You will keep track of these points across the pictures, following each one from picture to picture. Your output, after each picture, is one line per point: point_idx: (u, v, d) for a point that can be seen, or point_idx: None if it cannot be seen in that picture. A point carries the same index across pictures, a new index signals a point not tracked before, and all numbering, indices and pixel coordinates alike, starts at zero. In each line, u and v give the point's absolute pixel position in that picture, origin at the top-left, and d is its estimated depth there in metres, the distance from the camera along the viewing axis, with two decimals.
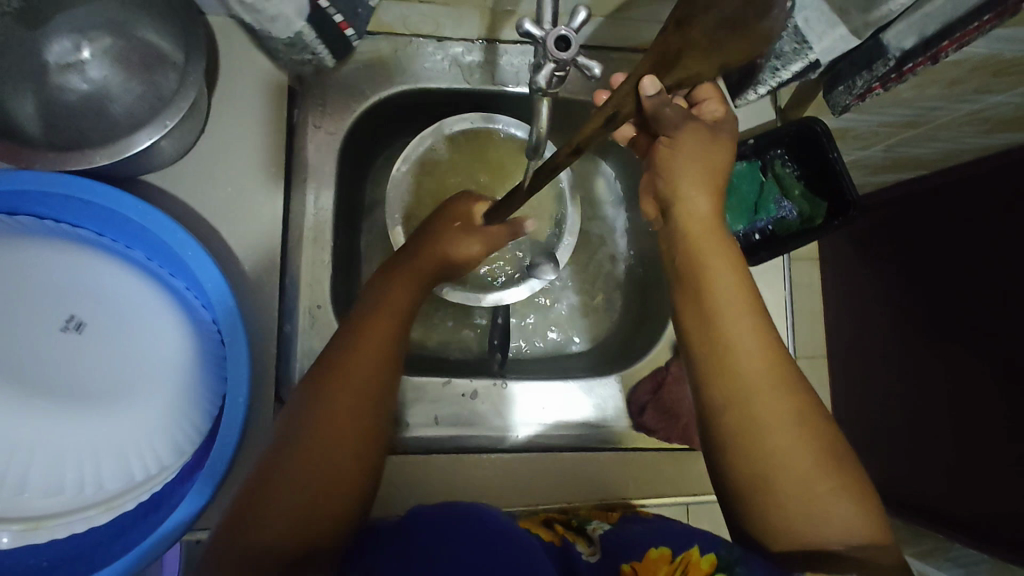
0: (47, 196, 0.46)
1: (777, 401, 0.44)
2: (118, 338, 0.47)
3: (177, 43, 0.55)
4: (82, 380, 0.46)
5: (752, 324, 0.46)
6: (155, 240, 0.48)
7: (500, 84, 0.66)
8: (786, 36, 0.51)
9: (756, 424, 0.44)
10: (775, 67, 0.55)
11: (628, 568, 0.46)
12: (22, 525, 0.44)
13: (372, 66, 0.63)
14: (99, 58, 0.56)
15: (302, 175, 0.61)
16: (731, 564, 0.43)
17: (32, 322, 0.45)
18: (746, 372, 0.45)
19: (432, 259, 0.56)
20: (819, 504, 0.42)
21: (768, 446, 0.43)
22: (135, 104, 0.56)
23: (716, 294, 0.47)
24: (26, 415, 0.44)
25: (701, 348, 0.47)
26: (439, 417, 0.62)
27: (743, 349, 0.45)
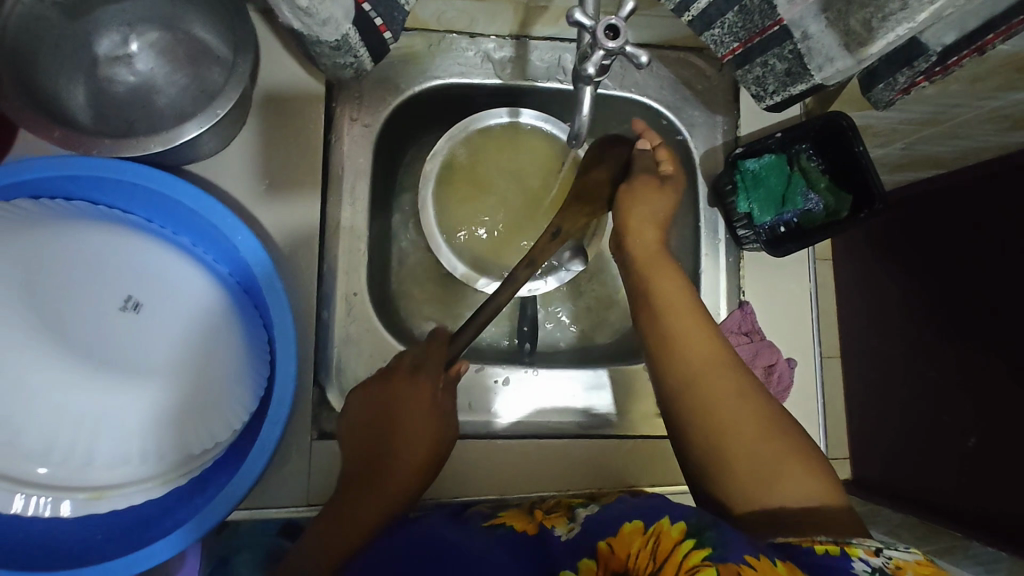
0: (101, 181, 0.48)
1: (731, 394, 0.50)
2: (173, 317, 0.49)
3: (221, 37, 0.57)
4: (144, 357, 0.48)
5: (701, 335, 0.53)
6: (202, 224, 0.50)
7: (531, 79, 0.67)
8: (792, 58, 0.52)
9: (707, 400, 0.50)
10: (785, 84, 0.55)
11: (604, 544, 0.45)
12: (86, 494, 0.46)
13: (407, 60, 0.65)
14: (146, 52, 0.58)
15: (338, 166, 0.63)
16: (702, 528, 0.43)
17: (94, 300, 0.47)
18: (701, 375, 0.51)
19: (413, 419, 0.56)
20: (773, 475, 0.47)
21: (727, 432, 0.49)
22: (178, 95, 0.58)
23: (671, 320, 0.54)
24: (90, 387, 0.46)
25: (661, 360, 0.54)
26: (474, 401, 0.65)
27: (687, 340, 0.53)
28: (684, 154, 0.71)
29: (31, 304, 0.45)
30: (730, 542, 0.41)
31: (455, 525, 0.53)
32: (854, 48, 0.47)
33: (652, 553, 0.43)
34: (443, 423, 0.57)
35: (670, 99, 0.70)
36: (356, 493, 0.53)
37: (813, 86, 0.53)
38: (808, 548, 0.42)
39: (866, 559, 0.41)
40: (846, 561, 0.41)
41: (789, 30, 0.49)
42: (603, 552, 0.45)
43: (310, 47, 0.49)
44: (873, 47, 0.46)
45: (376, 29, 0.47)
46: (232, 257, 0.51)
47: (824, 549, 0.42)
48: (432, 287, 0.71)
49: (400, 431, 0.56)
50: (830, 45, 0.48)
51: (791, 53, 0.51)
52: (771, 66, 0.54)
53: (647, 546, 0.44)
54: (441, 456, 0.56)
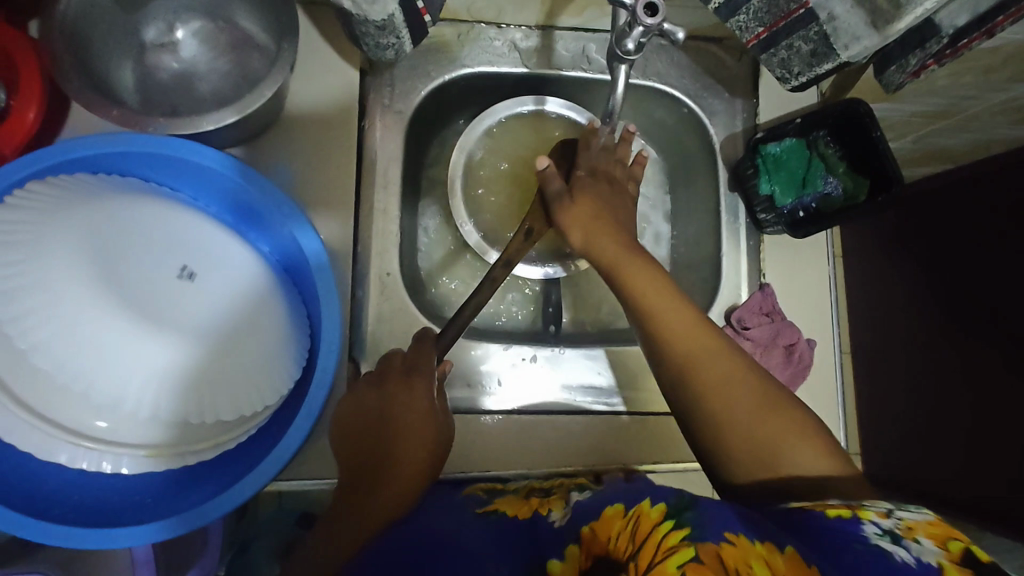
0: (155, 159, 0.50)
1: (723, 378, 0.49)
2: (224, 287, 0.50)
3: (262, 26, 0.59)
4: (198, 325, 0.49)
5: (692, 324, 0.51)
6: (251, 201, 0.52)
7: (557, 68, 0.70)
8: (817, 39, 0.54)
9: (699, 386, 0.49)
10: (811, 65, 0.57)
11: (586, 529, 0.46)
12: (147, 451, 0.48)
13: (437, 49, 0.67)
14: (191, 40, 0.60)
15: (371, 150, 0.65)
16: (681, 509, 0.44)
17: (150, 269, 0.48)
18: (696, 370, 0.50)
19: (410, 424, 0.54)
20: (775, 447, 0.47)
21: (727, 421, 0.48)
22: (219, 80, 0.60)
23: (660, 315, 0.51)
24: (150, 348, 0.47)
25: (654, 353, 0.52)
26: (501, 380, 0.65)
27: (671, 328, 0.51)
28: (704, 141, 0.73)
29: (97, 264, 0.46)
30: (708, 522, 0.41)
31: (457, 513, 0.54)
32: (879, 27, 0.50)
33: (633, 535, 0.43)
34: (438, 417, 0.55)
35: (691, 88, 0.72)
36: (361, 502, 0.51)
37: (839, 64, 0.55)
38: (818, 513, 0.42)
39: (877, 521, 0.40)
40: (857, 524, 0.40)
41: (814, 12, 0.51)
42: (585, 536, 0.45)
43: (355, 28, 0.50)
44: (898, 24, 0.48)
45: (418, 11, 0.49)
46: (277, 235, 0.53)
47: (834, 513, 0.41)
48: (459, 270, 0.73)
49: (395, 435, 0.54)
50: (855, 25, 0.51)
51: (816, 34, 0.53)
52: (795, 47, 0.56)
53: (627, 529, 0.44)
54: (440, 453, 0.54)
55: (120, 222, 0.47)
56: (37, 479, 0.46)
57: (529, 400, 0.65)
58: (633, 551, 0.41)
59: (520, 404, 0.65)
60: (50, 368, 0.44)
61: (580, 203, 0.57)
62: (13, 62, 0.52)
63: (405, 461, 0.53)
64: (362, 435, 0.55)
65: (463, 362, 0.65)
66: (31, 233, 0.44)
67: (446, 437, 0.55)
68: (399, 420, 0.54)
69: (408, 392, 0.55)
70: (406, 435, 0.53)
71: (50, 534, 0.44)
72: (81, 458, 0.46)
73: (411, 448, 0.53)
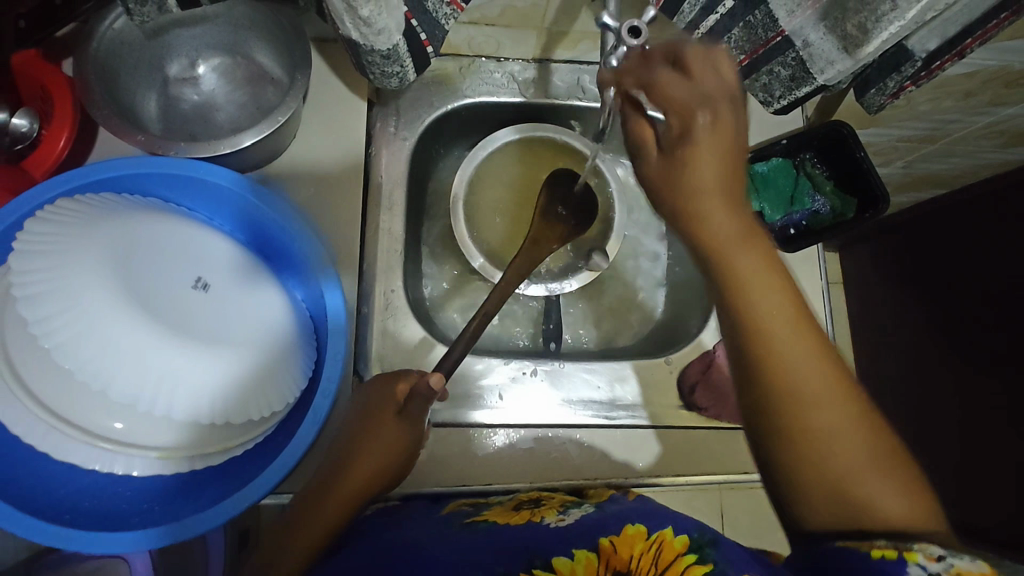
0: (173, 179, 0.53)
1: (831, 409, 0.42)
2: (238, 299, 0.52)
3: (279, 61, 0.64)
4: (214, 333, 0.49)
5: (814, 352, 0.43)
6: (263, 219, 0.55)
7: (553, 98, 0.74)
8: (794, 64, 0.57)
9: (800, 414, 0.42)
10: (790, 89, 0.60)
11: (606, 541, 0.46)
12: (157, 454, 0.48)
13: (439, 81, 0.72)
14: (211, 73, 0.65)
15: (377, 176, 0.68)
16: (702, 544, 0.46)
17: (168, 283, 0.49)
18: (803, 391, 0.42)
19: (377, 447, 0.54)
20: (868, 488, 0.41)
21: (827, 450, 0.42)
22: (237, 111, 0.64)
23: (778, 329, 0.43)
24: (162, 356, 0.46)
25: (754, 379, 0.44)
26: (502, 395, 0.66)
27: (785, 344, 0.43)
28: None
29: (121, 273, 0.47)
30: (728, 559, 0.44)
31: (445, 525, 0.53)
32: (851, 51, 0.53)
33: (655, 559, 0.45)
34: (405, 434, 0.55)
35: None
36: (319, 508, 0.52)
37: (816, 88, 0.59)
38: (863, 553, 0.39)
39: (924, 564, 0.37)
40: (902, 565, 0.38)
41: (790, 40, 0.56)
42: (605, 548, 0.45)
43: (362, 58, 0.53)
44: (867, 47, 0.51)
45: (421, 43, 0.53)
46: (287, 252, 0.57)
47: (880, 553, 0.39)
48: (461, 289, 0.75)
49: (352, 450, 0.54)
50: (829, 50, 0.54)
51: (793, 60, 0.57)
52: (775, 73, 0.59)
53: (649, 551, 0.45)
54: (395, 473, 0.56)
55: (144, 234, 0.49)
56: (49, 487, 0.48)
57: (529, 417, 0.66)
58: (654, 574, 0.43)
59: (518, 420, 0.66)
60: (69, 367, 0.44)
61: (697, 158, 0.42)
62: (48, 93, 0.56)
63: (356, 477, 0.53)
64: (337, 443, 0.56)
65: (461, 375, 0.67)
66: (67, 249, 0.46)
67: (405, 459, 0.56)
68: (369, 443, 0.54)
69: (386, 418, 0.55)
70: (373, 458, 0.54)
71: (58, 534, 0.45)
72: (94, 460, 0.47)
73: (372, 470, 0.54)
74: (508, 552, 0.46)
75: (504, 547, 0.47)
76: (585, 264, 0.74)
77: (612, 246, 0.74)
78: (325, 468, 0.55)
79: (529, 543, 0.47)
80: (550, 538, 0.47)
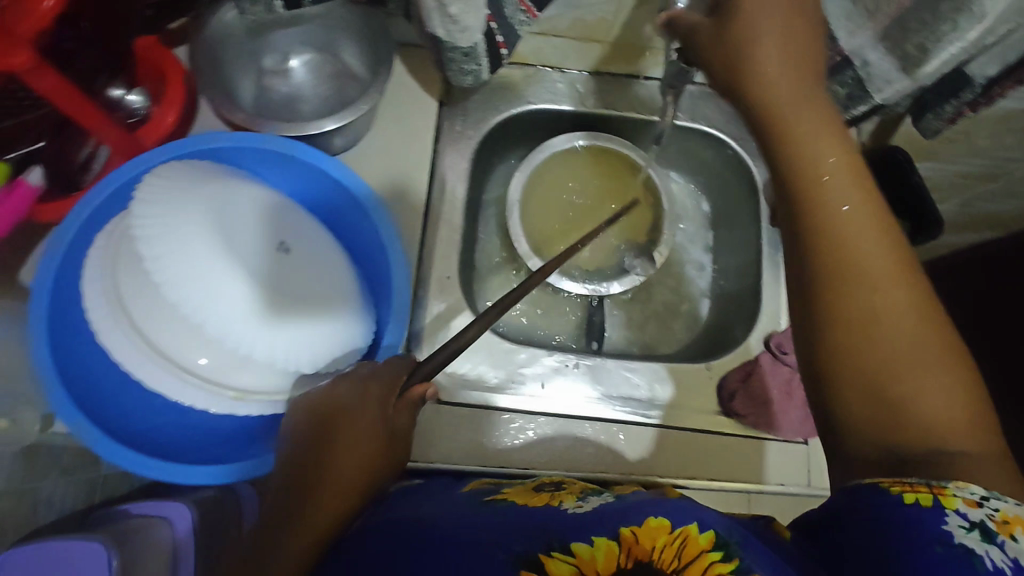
0: (260, 152, 0.58)
1: (888, 312, 0.42)
2: (314, 262, 0.56)
3: (363, 59, 0.70)
4: (292, 290, 0.54)
5: (878, 238, 0.44)
6: (339, 191, 0.60)
7: (612, 108, 0.77)
8: (852, 83, 0.60)
9: (857, 305, 0.43)
10: (847, 107, 0.63)
11: (627, 531, 0.41)
12: (233, 394, 0.52)
13: (505, 88, 0.76)
14: (300, 67, 0.71)
15: (441, 171, 0.73)
16: (728, 541, 0.41)
17: (257, 237, 0.54)
18: (853, 280, 0.43)
19: (363, 439, 0.48)
20: (916, 403, 0.41)
21: (875, 346, 0.42)
22: (320, 102, 0.70)
23: (845, 216, 0.44)
24: (247, 301, 0.51)
25: (810, 263, 0.45)
26: (545, 384, 0.69)
27: (848, 230, 0.44)
28: (747, 180, 0.78)
29: (218, 223, 0.52)
30: (756, 559, 0.40)
31: (462, 504, 0.50)
32: (910, 71, 0.55)
33: (678, 553, 0.40)
34: (393, 427, 0.49)
35: (735, 131, 0.78)
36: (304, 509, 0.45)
37: (873, 106, 0.61)
38: (893, 496, 0.40)
39: (963, 511, 0.38)
40: (940, 515, 0.38)
41: (849, 59, 0.58)
42: (626, 538, 0.41)
43: (444, 56, 0.58)
44: (926, 66, 0.53)
45: (498, 44, 0.59)
46: (357, 225, 0.61)
47: (912, 498, 0.39)
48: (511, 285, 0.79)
49: (340, 447, 0.47)
50: (888, 70, 0.57)
51: (851, 79, 0.59)
52: (833, 93, 0.61)
53: (672, 547, 0.40)
54: (387, 470, 0.49)
55: (237, 195, 0.54)
56: (133, 422, 0.53)
57: (570, 408, 0.68)
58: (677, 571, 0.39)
59: (559, 409, 0.68)
60: (173, 300, 0.49)
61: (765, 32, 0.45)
62: (163, 75, 0.63)
63: (347, 470, 0.47)
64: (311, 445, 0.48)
65: (506, 362, 0.69)
66: (177, 189, 0.51)
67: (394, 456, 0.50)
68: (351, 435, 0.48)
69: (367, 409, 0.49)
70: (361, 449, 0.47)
71: (138, 463, 0.50)
72: (176, 392, 0.51)
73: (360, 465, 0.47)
74: (527, 524, 0.43)
75: (521, 523, 0.44)
76: (631, 268, 0.77)
77: (661, 252, 0.76)
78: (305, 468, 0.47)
79: (543, 522, 0.44)
80: (568, 520, 0.44)
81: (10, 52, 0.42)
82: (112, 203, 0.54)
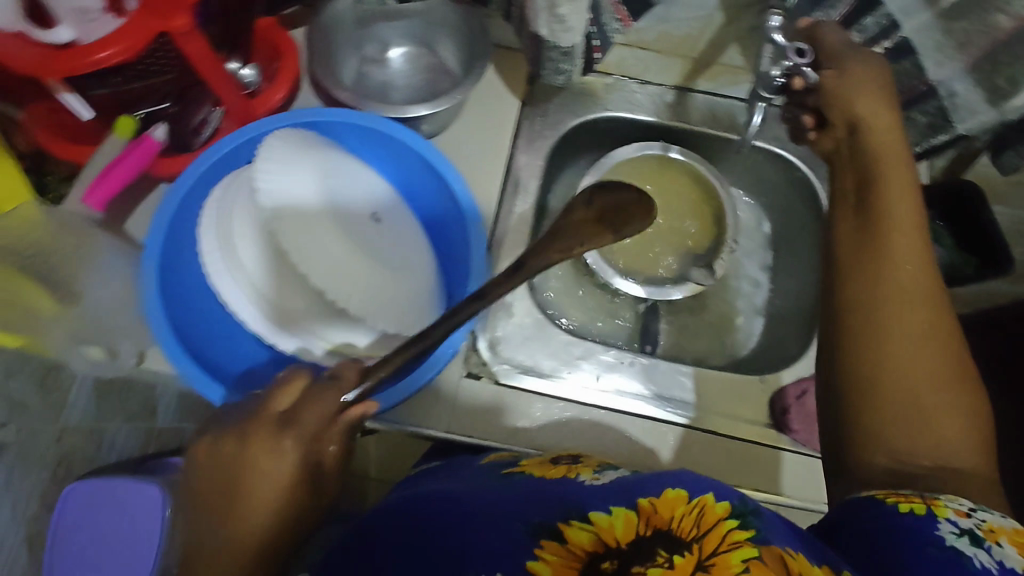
0: (362, 130, 0.62)
1: (915, 334, 0.45)
2: (403, 236, 0.62)
3: (457, 55, 0.74)
4: (385, 258, 0.58)
5: (917, 264, 0.48)
6: (427, 175, 0.63)
7: (686, 121, 0.80)
8: (934, 113, 0.63)
9: (887, 319, 0.47)
10: (927, 137, 0.66)
11: (645, 502, 0.43)
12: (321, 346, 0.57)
13: (585, 94, 0.80)
14: (399, 59, 0.76)
15: (517, 166, 0.76)
16: (745, 511, 0.42)
17: (355, 208, 0.59)
18: (889, 301, 0.47)
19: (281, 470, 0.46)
20: (929, 420, 0.43)
21: (893, 361, 0.45)
22: (412, 92, 0.75)
23: (890, 241, 0.49)
24: (342, 261, 0.54)
25: (853, 276, 0.50)
26: (601, 376, 0.71)
27: (895, 253, 0.49)
28: (813, 203, 0.79)
29: (325, 190, 0.57)
30: (771, 529, 0.41)
31: (483, 476, 0.53)
32: (999, 102, 0.58)
33: (697, 521, 0.41)
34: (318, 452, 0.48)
35: (807, 155, 0.79)
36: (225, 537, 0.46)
37: (954, 137, 0.64)
38: (890, 506, 0.41)
39: (955, 520, 0.39)
40: (932, 522, 0.39)
41: (935, 89, 0.61)
42: (644, 508, 0.42)
43: (542, 54, 0.62)
44: (1014, 100, 0.57)
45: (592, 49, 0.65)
46: (441, 208, 0.64)
47: (907, 507, 0.40)
48: (571, 281, 0.81)
49: (247, 471, 0.47)
50: (974, 102, 0.60)
51: (935, 109, 0.63)
52: (914, 121, 0.65)
53: (690, 514, 0.41)
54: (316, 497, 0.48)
55: (341, 168, 0.59)
56: (216, 361, 0.59)
57: (623, 405, 0.69)
58: (696, 535, 0.40)
59: (611, 403, 0.69)
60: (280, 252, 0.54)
61: (861, 80, 0.55)
62: (281, 52, 0.69)
63: (263, 501, 0.46)
64: (222, 461, 0.47)
65: (565, 352, 0.72)
66: (292, 155, 0.56)
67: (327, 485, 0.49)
68: (271, 466, 0.46)
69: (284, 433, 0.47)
70: (280, 476, 0.46)
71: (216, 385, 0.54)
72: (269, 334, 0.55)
73: (278, 497, 0.46)
74: (537, 498, 0.46)
75: (531, 498, 0.46)
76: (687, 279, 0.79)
77: (722, 265, 0.78)
78: (222, 490, 0.47)
79: (546, 497, 0.46)
80: (578, 496, 0.45)
81: (173, 14, 0.49)
82: (224, 165, 0.59)
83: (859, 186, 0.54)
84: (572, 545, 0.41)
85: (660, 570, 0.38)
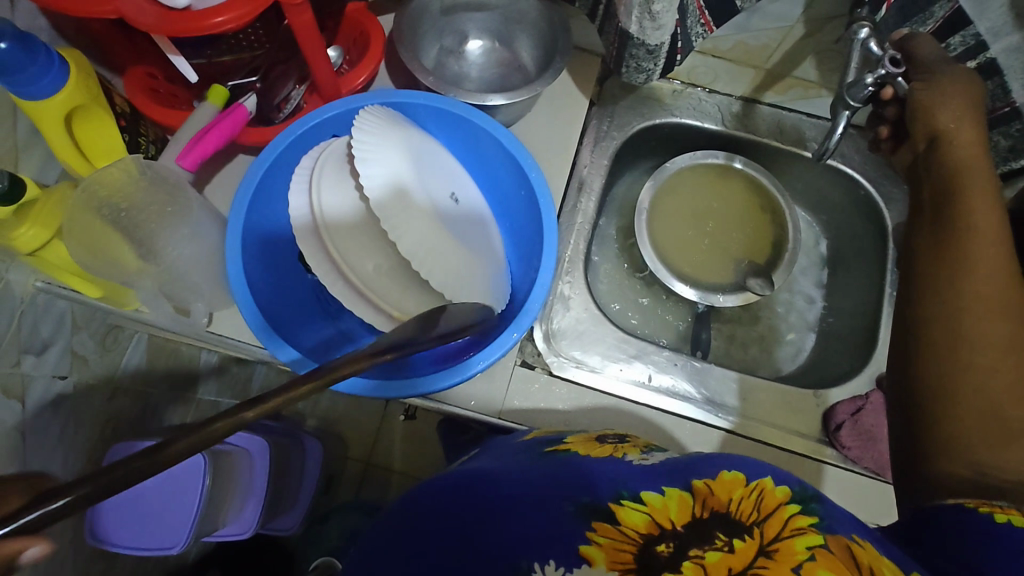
0: (443, 114, 0.63)
1: (1000, 347, 0.44)
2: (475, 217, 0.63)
3: (533, 52, 0.76)
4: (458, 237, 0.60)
5: (1000, 276, 0.47)
6: (501, 162, 0.65)
7: (750, 131, 0.81)
8: (1017, 135, 0.66)
9: (967, 328, 0.46)
10: (1005, 159, 0.70)
11: (700, 483, 0.43)
12: None
13: (653, 98, 0.81)
14: (476, 52, 0.78)
15: (581, 163, 0.77)
16: (806, 497, 0.42)
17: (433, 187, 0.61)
18: (970, 312, 0.46)
19: None
20: (1010, 434, 0.42)
21: (973, 371, 0.44)
22: (486, 84, 0.77)
23: (972, 253, 0.49)
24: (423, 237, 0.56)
25: (931, 286, 0.49)
26: (652, 376, 0.71)
27: (977, 266, 0.48)
28: (876, 222, 0.79)
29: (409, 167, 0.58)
30: (835, 518, 0.41)
31: (526, 454, 0.53)
32: None
33: (756, 504, 0.41)
34: None
35: (872, 174, 0.78)
36: None
37: None
38: (985, 516, 0.40)
39: None
40: None
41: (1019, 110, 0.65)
42: (700, 489, 0.42)
43: (627, 51, 0.63)
44: None
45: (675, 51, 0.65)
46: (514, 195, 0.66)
47: (1005, 517, 0.39)
48: (624, 281, 0.83)
49: None
50: None
51: (1017, 131, 0.66)
52: (995, 143, 0.69)
53: (750, 497, 0.41)
54: None
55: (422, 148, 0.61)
56: (288, 325, 0.60)
57: (670, 405, 0.68)
58: (757, 520, 0.39)
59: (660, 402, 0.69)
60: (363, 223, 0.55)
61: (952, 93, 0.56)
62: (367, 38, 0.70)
63: None
64: None
65: (618, 348, 0.72)
66: (381, 132, 0.57)
67: None
68: None
69: None
70: None
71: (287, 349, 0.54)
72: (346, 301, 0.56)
73: None
74: (587, 479, 0.45)
75: (583, 479, 0.45)
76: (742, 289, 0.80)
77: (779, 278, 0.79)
78: None
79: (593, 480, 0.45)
80: (626, 479, 0.45)
81: None
82: (313, 139, 0.61)
83: (936, 202, 0.54)
84: (625, 526, 0.40)
85: (720, 553, 0.37)
